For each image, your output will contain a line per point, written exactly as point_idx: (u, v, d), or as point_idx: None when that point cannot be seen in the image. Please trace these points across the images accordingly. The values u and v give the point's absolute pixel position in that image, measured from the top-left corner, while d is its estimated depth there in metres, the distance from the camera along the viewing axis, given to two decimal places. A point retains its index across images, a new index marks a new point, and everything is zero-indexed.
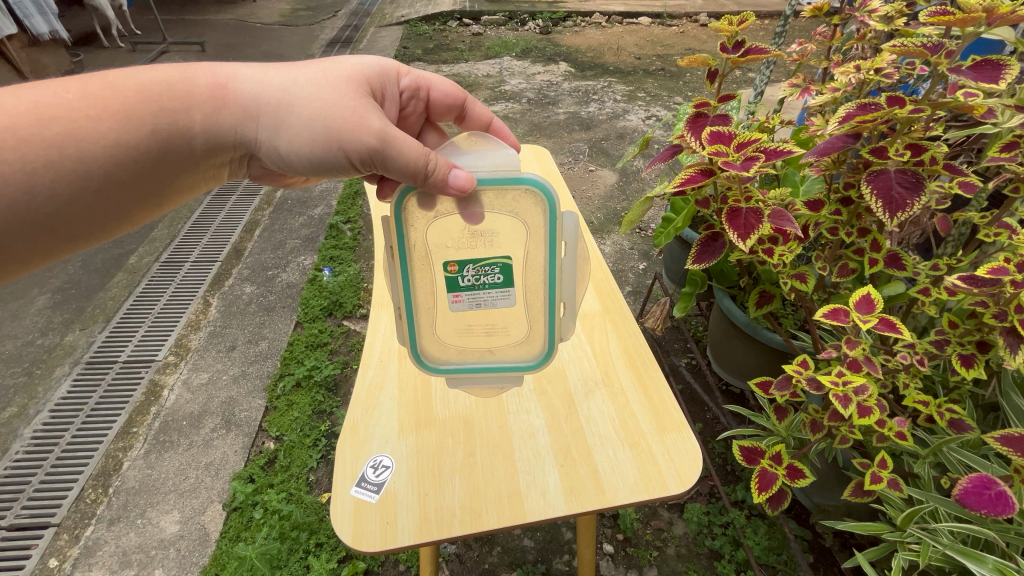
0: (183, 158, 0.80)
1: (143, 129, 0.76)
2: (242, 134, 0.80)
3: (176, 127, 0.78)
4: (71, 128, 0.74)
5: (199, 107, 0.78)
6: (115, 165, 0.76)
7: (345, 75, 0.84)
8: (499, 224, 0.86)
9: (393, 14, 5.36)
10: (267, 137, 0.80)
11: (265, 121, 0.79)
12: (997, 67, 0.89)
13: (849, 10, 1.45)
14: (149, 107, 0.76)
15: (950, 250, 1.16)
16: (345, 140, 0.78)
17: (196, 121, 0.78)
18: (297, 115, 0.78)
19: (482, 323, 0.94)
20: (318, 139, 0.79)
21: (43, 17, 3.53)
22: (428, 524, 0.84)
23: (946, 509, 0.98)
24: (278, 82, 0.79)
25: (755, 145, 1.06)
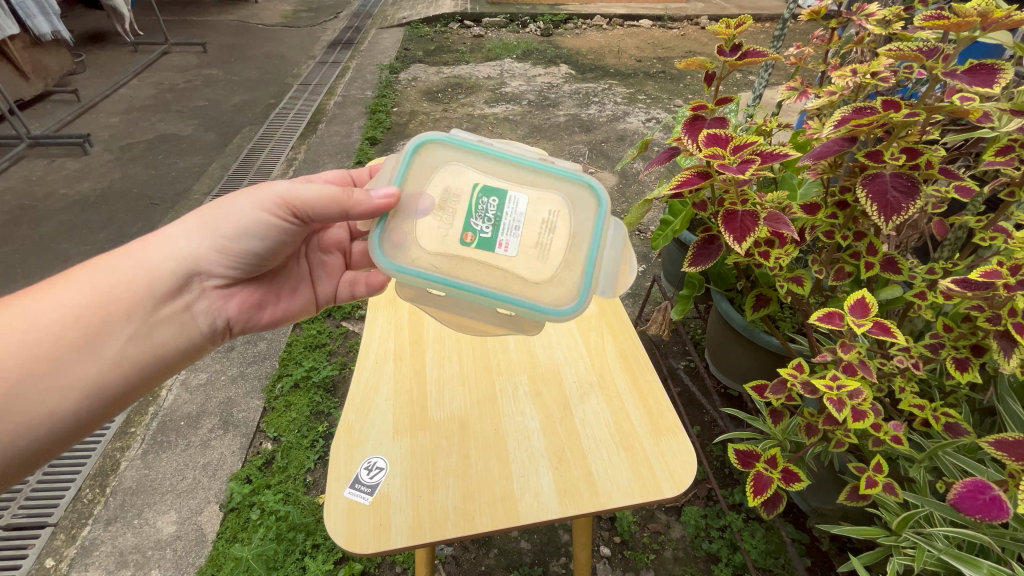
0: (129, 296, 0.90)
1: (84, 286, 0.88)
2: (176, 249, 0.95)
3: (118, 272, 0.91)
4: (39, 311, 0.85)
5: (131, 252, 0.93)
6: (70, 322, 0.85)
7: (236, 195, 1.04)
8: (441, 180, 0.88)
9: (395, 16, 5.37)
10: (197, 246, 0.96)
11: (185, 233, 0.96)
12: (992, 71, 0.88)
13: (846, 14, 1.45)
14: (88, 274, 0.89)
15: (946, 254, 1.16)
16: (263, 207, 0.93)
17: (134, 265, 0.92)
18: (219, 222, 0.95)
19: (540, 230, 0.87)
20: (245, 223, 0.94)
21: (45, 18, 3.53)
22: (421, 527, 0.84)
23: (941, 513, 0.98)
24: (191, 215, 0.97)
25: (752, 149, 1.06)
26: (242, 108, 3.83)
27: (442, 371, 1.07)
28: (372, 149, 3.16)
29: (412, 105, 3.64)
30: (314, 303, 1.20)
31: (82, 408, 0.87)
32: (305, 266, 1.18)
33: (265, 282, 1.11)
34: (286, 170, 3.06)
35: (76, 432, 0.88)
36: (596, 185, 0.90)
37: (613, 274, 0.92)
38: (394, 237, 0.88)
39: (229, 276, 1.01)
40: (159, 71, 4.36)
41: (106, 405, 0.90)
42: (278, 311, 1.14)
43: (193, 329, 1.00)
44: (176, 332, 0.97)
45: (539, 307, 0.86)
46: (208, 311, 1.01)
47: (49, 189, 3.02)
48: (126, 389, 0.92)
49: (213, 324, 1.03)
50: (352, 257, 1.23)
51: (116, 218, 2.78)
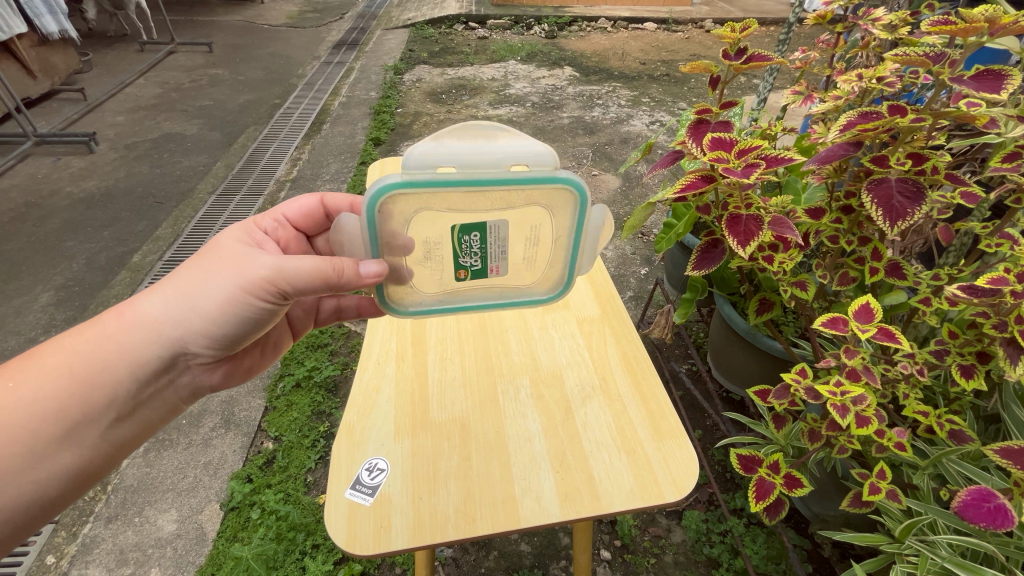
0: (113, 383, 0.85)
1: (68, 375, 0.83)
2: (156, 334, 0.87)
3: (99, 358, 0.85)
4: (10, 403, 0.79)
5: (112, 336, 0.86)
6: (49, 417, 0.81)
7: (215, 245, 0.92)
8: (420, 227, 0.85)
9: (400, 17, 5.39)
10: (181, 331, 0.87)
11: (167, 314, 0.87)
12: (999, 77, 0.88)
13: (852, 19, 1.45)
14: (68, 359, 0.83)
15: (952, 259, 1.17)
16: (245, 286, 0.84)
17: (116, 350, 0.85)
18: (199, 301, 0.86)
19: (523, 243, 0.92)
20: (225, 302, 0.85)
21: (53, 17, 3.56)
22: (422, 529, 0.84)
23: (945, 521, 0.97)
24: (169, 288, 0.87)
25: (757, 152, 1.05)
26: (247, 107, 3.84)
27: (444, 372, 1.07)
28: (375, 150, 3.17)
29: (416, 106, 3.65)
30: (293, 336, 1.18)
31: (63, 491, 0.85)
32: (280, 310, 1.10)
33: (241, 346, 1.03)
34: (290, 170, 3.07)
35: (57, 509, 0.87)
36: (572, 189, 0.84)
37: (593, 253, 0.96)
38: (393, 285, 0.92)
39: (213, 354, 0.93)
40: (165, 70, 4.38)
41: (87, 482, 0.89)
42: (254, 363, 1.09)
43: (176, 400, 0.96)
44: (160, 406, 0.94)
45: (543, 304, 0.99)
46: (190, 382, 0.97)
47: (54, 186, 3.03)
48: (108, 464, 0.90)
49: (192, 391, 0.98)
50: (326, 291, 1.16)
51: (121, 217, 2.79)
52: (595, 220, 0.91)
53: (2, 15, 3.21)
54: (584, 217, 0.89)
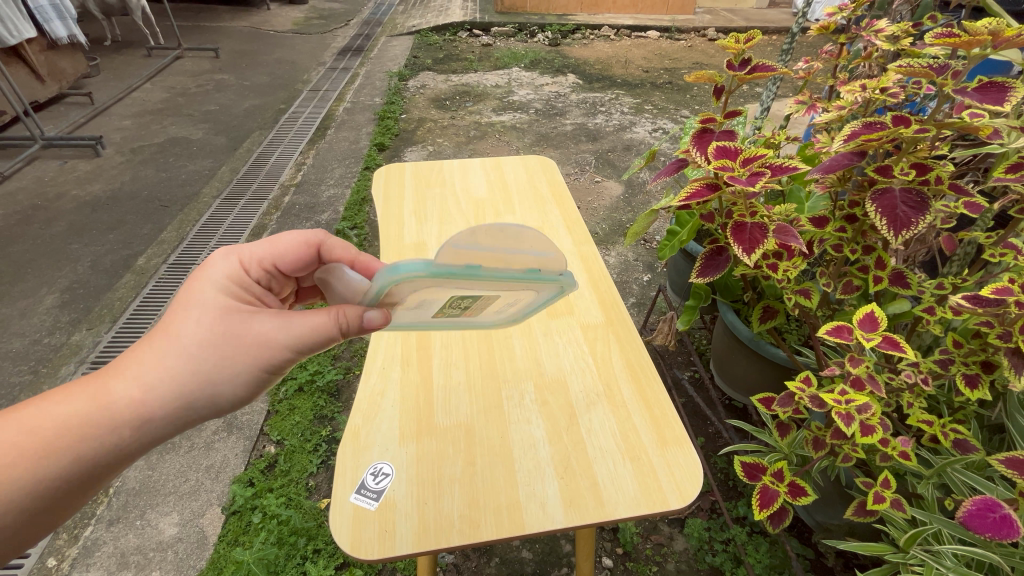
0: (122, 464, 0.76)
1: (67, 461, 0.71)
2: (162, 418, 0.75)
3: (96, 443, 0.72)
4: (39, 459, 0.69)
5: (114, 421, 0.73)
6: (50, 496, 0.71)
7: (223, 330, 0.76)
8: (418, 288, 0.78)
9: (404, 24, 5.44)
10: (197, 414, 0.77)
11: (185, 399, 0.75)
12: (1003, 89, 0.88)
13: (855, 29, 1.46)
14: (66, 439, 0.71)
15: (955, 268, 1.17)
16: (265, 364, 0.79)
17: (125, 434, 0.74)
18: (228, 378, 0.77)
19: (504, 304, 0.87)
20: (249, 378, 0.78)
21: (62, 22, 3.61)
22: (427, 534, 0.84)
23: (949, 531, 0.97)
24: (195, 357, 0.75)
25: (761, 161, 1.06)
26: (252, 112, 3.87)
27: (449, 378, 1.08)
28: (379, 155, 3.19)
29: (420, 113, 3.68)
30: None
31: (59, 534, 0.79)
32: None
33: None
34: (295, 174, 3.09)
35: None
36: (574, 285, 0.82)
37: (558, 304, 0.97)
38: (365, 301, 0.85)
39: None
40: (171, 75, 4.42)
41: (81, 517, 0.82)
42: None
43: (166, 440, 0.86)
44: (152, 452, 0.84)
45: None
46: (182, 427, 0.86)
47: (61, 189, 3.05)
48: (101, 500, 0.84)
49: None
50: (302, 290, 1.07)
51: (126, 220, 2.81)
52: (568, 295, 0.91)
53: (11, 21, 3.25)
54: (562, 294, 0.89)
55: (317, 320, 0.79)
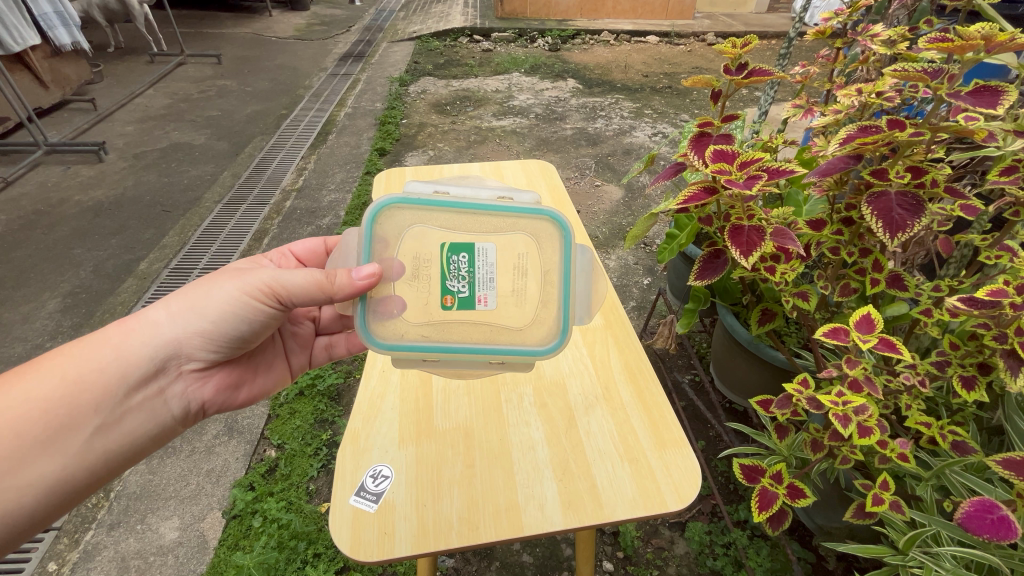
0: (103, 393, 0.87)
1: (65, 382, 0.85)
2: (145, 337, 0.91)
3: (85, 363, 0.87)
4: (50, 380, 0.84)
5: (114, 348, 0.89)
6: (36, 418, 0.82)
7: (210, 276, 0.96)
8: (408, 247, 0.89)
9: (405, 30, 5.48)
10: (169, 335, 0.92)
11: (164, 318, 0.92)
12: (996, 93, 0.89)
13: (851, 33, 1.47)
14: (63, 365, 0.86)
15: (953, 271, 1.18)
16: (241, 285, 0.90)
17: (115, 355, 0.89)
18: (208, 306, 0.91)
19: (513, 277, 0.92)
20: (224, 303, 0.91)
21: (66, 29, 3.66)
22: (426, 535, 0.84)
23: (948, 533, 0.96)
24: (182, 299, 0.92)
25: (758, 165, 1.07)
26: (254, 118, 3.89)
27: (449, 381, 1.08)
28: (381, 160, 3.20)
29: (421, 117, 3.70)
30: (289, 375, 1.17)
31: (42, 503, 0.83)
32: (280, 341, 1.15)
33: (242, 362, 1.07)
34: (296, 179, 3.11)
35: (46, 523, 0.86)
36: (557, 216, 0.92)
37: (588, 299, 0.96)
38: (378, 309, 0.90)
39: (211, 359, 0.98)
40: (174, 81, 4.45)
41: (70, 500, 0.86)
42: (256, 389, 1.10)
43: (165, 414, 0.96)
44: (148, 419, 0.93)
45: (528, 350, 0.92)
46: (182, 394, 0.98)
47: (63, 195, 3.07)
48: (91, 481, 0.88)
49: (187, 407, 0.99)
50: (321, 322, 1.20)
51: (128, 225, 2.83)
52: (582, 261, 0.95)
53: (15, 28, 3.28)
54: (571, 258, 0.93)
55: (301, 279, 0.86)
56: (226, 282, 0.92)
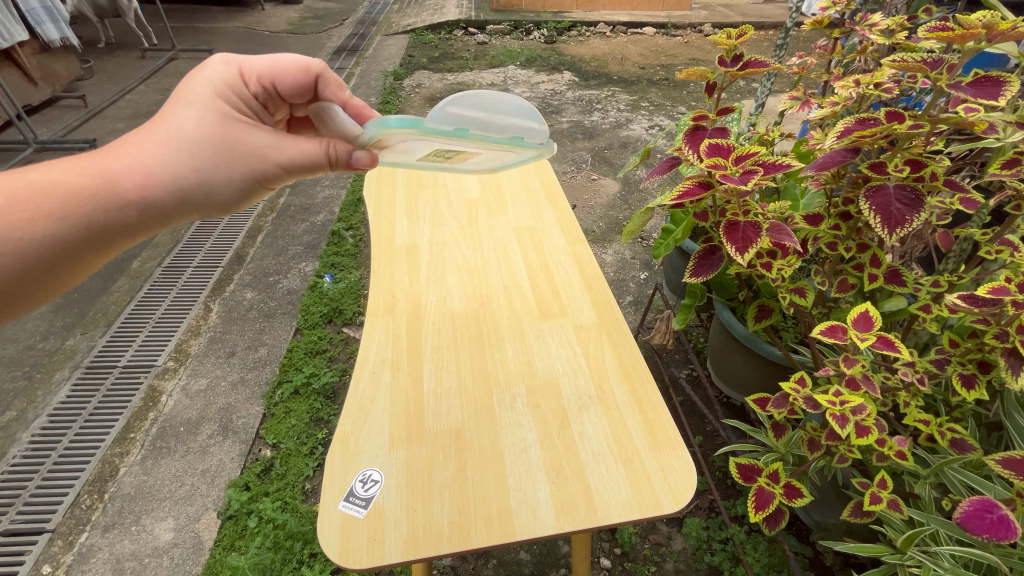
0: (83, 245, 0.79)
1: (78, 225, 0.77)
2: (134, 194, 0.81)
3: (57, 206, 0.76)
4: (57, 217, 0.76)
5: (122, 199, 0.80)
6: (51, 254, 0.76)
7: (217, 135, 0.85)
8: (403, 146, 0.94)
9: (400, 23, 5.41)
10: (163, 197, 0.82)
11: (163, 176, 0.82)
12: (997, 83, 0.87)
13: (849, 23, 1.44)
14: (63, 197, 0.76)
15: (951, 266, 1.14)
16: (260, 170, 0.88)
17: (125, 206, 0.80)
18: (222, 181, 0.86)
19: (484, 163, 1.04)
20: (240, 180, 0.87)
21: (55, 25, 3.61)
22: (416, 541, 0.83)
23: (947, 531, 0.95)
24: (193, 163, 0.83)
25: (754, 159, 1.04)
26: None
27: (440, 381, 1.06)
28: None
29: (415, 112, 3.66)
30: None
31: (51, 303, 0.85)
32: None
33: None
34: None
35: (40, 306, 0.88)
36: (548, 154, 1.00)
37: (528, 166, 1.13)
38: None
39: None
40: (166, 77, 4.39)
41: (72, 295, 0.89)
42: None
43: None
44: None
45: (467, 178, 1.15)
46: None
47: None
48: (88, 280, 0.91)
49: None
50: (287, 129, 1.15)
51: None
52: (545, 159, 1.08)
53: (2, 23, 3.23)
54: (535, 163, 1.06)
55: (310, 150, 0.89)
56: (243, 156, 0.86)
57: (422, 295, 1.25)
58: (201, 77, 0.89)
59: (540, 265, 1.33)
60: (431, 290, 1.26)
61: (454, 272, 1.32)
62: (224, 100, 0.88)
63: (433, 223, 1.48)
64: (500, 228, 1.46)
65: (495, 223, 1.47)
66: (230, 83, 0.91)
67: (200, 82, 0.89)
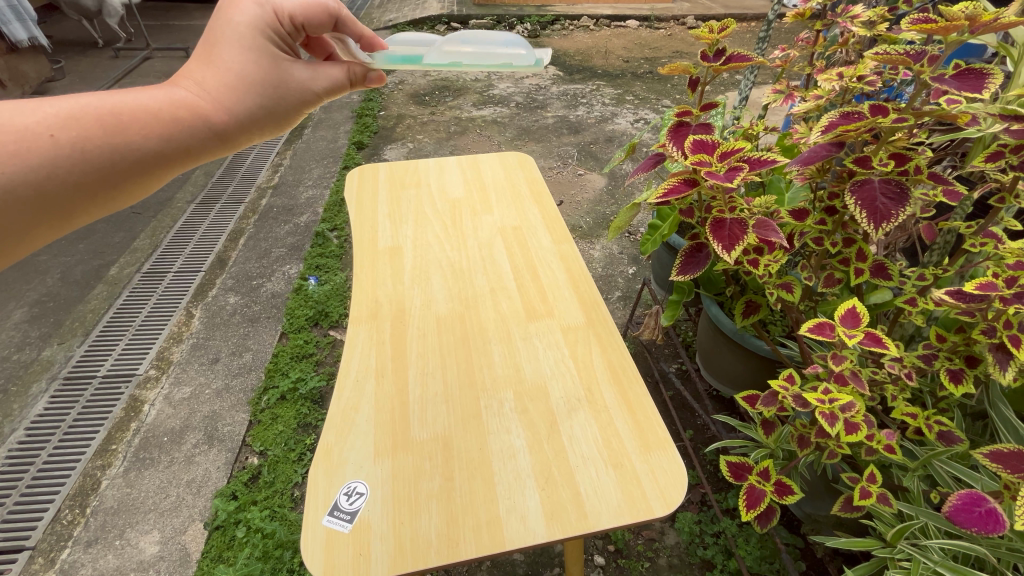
0: (173, 165, 0.75)
1: (152, 147, 0.71)
2: (217, 123, 0.76)
3: (155, 132, 0.71)
4: (134, 140, 0.70)
5: (197, 128, 0.74)
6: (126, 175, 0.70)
7: (278, 72, 0.80)
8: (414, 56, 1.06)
9: (381, 18, 5.32)
10: (240, 126, 0.79)
11: (239, 109, 0.78)
12: (981, 75, 0.86)
13: (831, 16, 1.43)
14: (137, 121, 0.70)
15: (935, 258, 1.12)
16: (309, 101, 0.87)
17: (202, 132, 0.75)
18: (280, 113, 0.83)
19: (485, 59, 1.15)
20: (292, 111, 0.85)
21: (22, 24, 3.46)
22: (403, 555, 0.80)
23: (935, 524, 0.96)
24: (259, 98, 0.79)
25: (739, 155, 1.03)
26: None
27: (425, 388, 1.04)
28: (358, 154, 3.12)
29: (399, 109, 3.61)
30: None
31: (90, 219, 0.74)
32: None
33: None
34: (272, 176, 3.01)
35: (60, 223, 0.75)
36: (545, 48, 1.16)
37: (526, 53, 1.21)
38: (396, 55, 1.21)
39: None
40: (141, 76, 4.27)
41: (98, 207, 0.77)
42: None
43: None
44: None
45: None
46: None
47: None
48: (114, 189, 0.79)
49: None
50: None
51: (96, 228, 2.72)
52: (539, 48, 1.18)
53: None
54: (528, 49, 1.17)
55: (338, 78, 0.89)
56: (296, 94, 0.83)
57: (406, 299, 1.22)
58: (241, 16, 0.79)
59: (527, 266, 1.31)
60: (416, 293, 1.24)
61: (438, 274, 1.29)
62: (268, 41, 0.79)
63: (417, 224, 1.45)
64: (484, 228, 1.43)
65: (479, 223, 1.45)
66: (267, 26, 0.79)
67: (236, 22, 0.77)
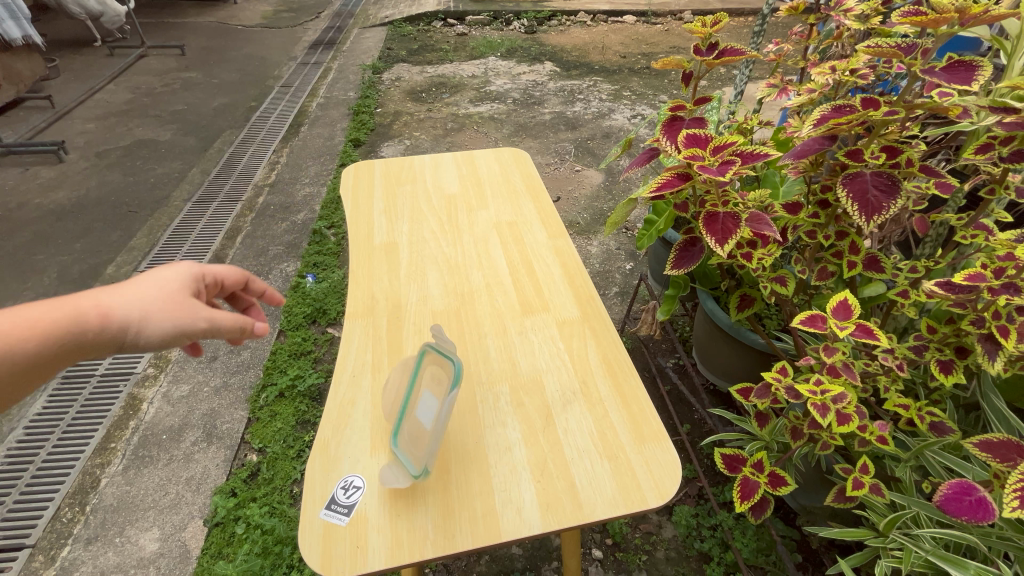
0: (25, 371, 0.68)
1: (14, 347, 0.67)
2: (93, 329, 0.71)
3: (29, 334, 0.68)
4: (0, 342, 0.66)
5: (70, 327, 0.70)
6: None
7: (174, 291, 0.79)
8: None
9: (377, 15, 5.30)
10: (119, 331, 0.73)
11: (122, 313, 0.74)
12: (970, 68, 0.87)
13: (823, 10, 1.43)
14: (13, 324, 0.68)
15: (928, 250, 1.15)
16: (196, 328, 0.78)
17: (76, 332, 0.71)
18: (158, 325, 0.75)
19: None
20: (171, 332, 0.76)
21: (15, 22, 3.37)
22: (400, 548, 0.81)
23: (927, 513, 0.98)
24: (144, 309, 0.76)
25: (732, 149, 1.04)
26: (222, 111, 3.75)
27: None
28: (355, 151, 3.11)
29: (396, 106, 3.60)
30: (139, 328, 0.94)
31: None
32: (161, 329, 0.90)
33: None
34: (268, 174, 3.01)
35: None
36: None
37: None
38: None
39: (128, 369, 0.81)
40: (136, 74, 4.25)
41: None
42: None
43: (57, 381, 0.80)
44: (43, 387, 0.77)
45: None
46: None
47: (22, 198, 2.91)
48: None
49: None
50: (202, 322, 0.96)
51: (93, 227, 2.71)
52: None
53: None
54: None
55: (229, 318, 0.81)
56: (182, 315, 0.77)
57: (402, 294, 1.23)
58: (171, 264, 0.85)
59: (523, 262, 1.31)
60: (411, 289, 1.24)
61: (434, 269, 1.29)
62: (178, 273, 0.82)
63: (412, 221, 1.45)
64: (480, 223, 1.44)
65: (475, 218, 1.45)
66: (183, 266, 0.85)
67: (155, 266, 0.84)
